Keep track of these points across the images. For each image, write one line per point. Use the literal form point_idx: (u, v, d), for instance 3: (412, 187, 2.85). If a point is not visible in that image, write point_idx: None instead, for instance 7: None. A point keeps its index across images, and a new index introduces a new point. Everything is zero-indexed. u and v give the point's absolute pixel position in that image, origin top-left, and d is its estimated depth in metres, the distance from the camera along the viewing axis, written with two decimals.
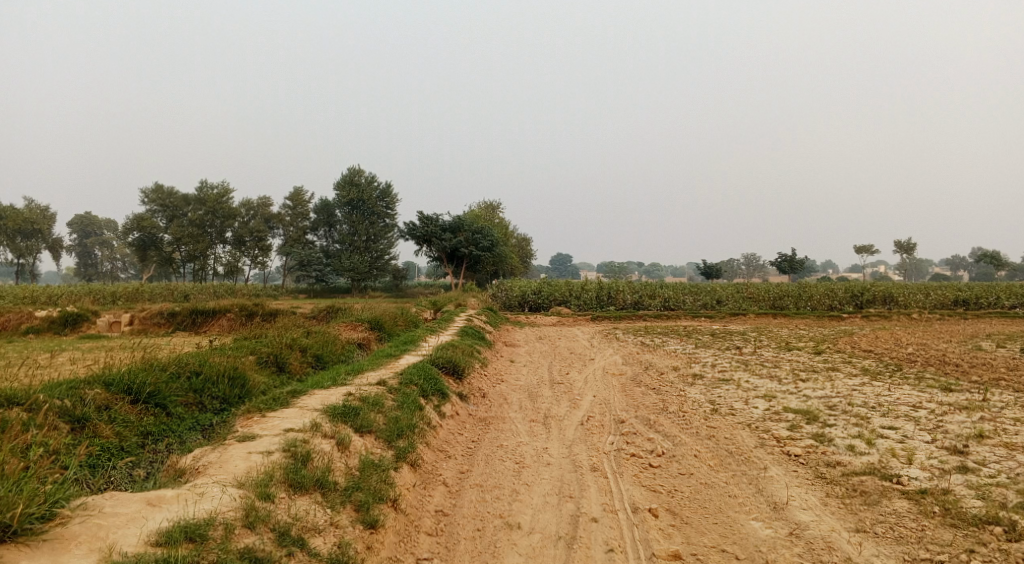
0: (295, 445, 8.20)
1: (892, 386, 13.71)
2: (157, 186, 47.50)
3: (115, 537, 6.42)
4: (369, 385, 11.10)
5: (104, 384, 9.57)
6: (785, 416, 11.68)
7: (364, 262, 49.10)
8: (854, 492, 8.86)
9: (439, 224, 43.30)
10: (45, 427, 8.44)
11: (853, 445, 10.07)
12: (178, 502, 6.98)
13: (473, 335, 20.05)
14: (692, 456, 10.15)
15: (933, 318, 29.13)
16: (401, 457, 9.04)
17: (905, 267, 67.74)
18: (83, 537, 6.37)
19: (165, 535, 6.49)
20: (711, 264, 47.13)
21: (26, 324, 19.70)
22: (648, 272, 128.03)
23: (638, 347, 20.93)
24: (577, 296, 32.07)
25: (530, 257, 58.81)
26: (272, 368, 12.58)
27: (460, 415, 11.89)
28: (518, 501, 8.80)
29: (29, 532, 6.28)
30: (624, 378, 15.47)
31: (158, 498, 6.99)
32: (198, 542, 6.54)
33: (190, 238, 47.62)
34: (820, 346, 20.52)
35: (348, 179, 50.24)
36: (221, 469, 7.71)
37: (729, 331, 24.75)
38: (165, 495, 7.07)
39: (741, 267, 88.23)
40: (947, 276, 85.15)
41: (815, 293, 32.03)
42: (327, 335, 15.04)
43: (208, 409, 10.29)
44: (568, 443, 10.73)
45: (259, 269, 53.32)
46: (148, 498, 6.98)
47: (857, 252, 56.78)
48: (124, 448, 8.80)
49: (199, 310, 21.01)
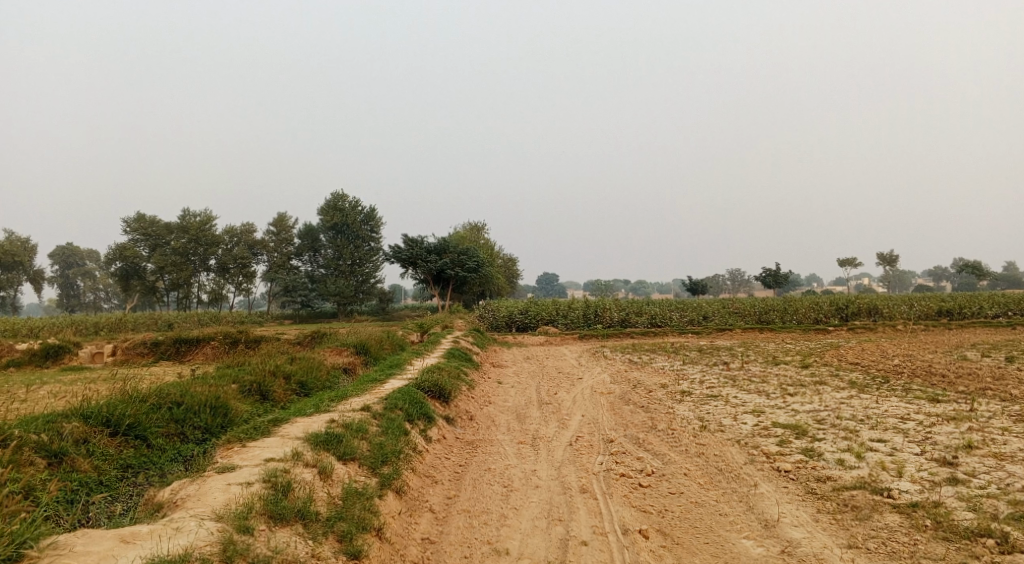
0: (275, 474, 8.03)
1: (879, 398, 13.69)
2: (139, 214, 47.02)
3: None
4: (353, 411, 10.94)
5: (82, 417, 9.35)
6: (774, 431, 11.61)
7: (350, 286, 48.93)
8: (845, 506, 8.78)
9: (424, 246, 43.24)
10: (20, 463, 8.24)
11: (842, 459, 10.01)
12: (153, 538, 6.80)
13: (460, 357, 19.90)
14: (681, 474, 10.05)
15: (917, 329, 29.26)
16: (386, 483, 8.88)
17: (888, 278, 68.26)
18: None
19: None
20: (697, 280, 47.26)
21: (5, 357, 19.38)
22: (635, 289, 128.28)
23: (626, 365, 20.86)
24: (564, 315, 31.98)
25: (516, 277, 58.76)
26: (255, 396, 12.38)
27: (447, 438, 11.73)
28: (506, 525, 8.66)
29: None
30: (612, 396, 15.37)
31: (132, 534, 6.82)
32: None
33: (173, 266, 47.12)
34: (807, 359, 20.52)
35: (333, 203, 50.09)
36: (199, 502, 7.54)
37: (716, 347, 24.75)
38: (140, 530, 6.90)
39: (727, 282, 88.63)
40: (930, 287, 85.89)
41: (801, 307, 32.13)
42: (312, 361, 14.85)
43: (190, 439, 10.06)
44: (556, 464, 10.60)
45: (244, 296, 52.93)
46: (122, 535, 6.80)
47: (841, 265, 57.18)
48: (102, 483, 8.60)
49: (182, 338, 20.74)
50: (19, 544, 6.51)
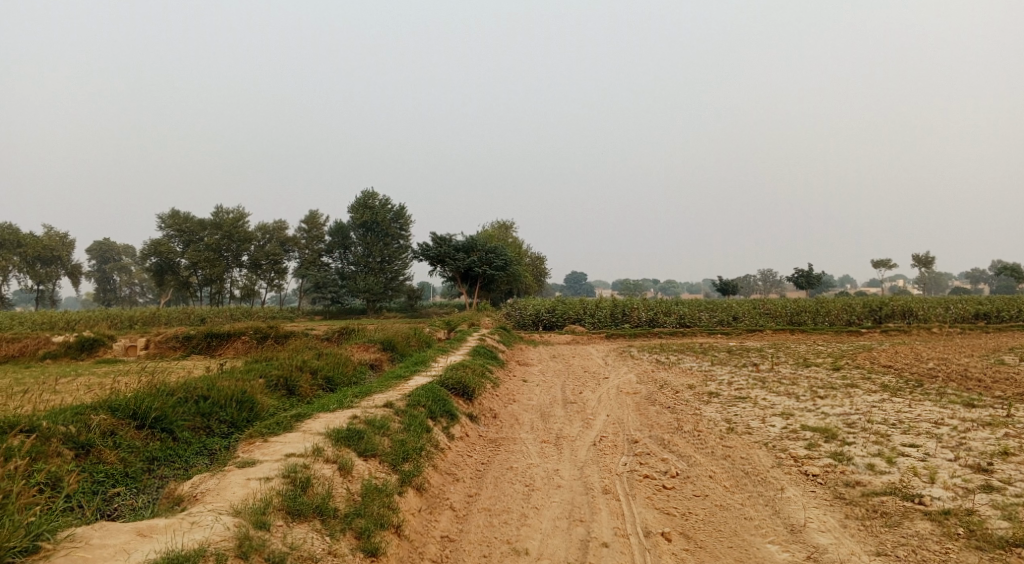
0: (294, 470, 8.05)
1: (912, 402, 13.37)
2: (174, 211, 47.74)
3: None
4: (376, 407, 10.95)
5: (110, 409, 9.46)
6: (802, 434, 11.39)
7: (379, 283, 49.21)
8: (874, 512, 8.57)
9: (452, 244, 43.36)
10: (47, 454, 8.34)
11: (873, 464, 9.78)
12: (168, 532, 6.83)
13: (485, 355, 19.87)
14: (706, 477, 9.88)
15: (954, 332, 28.60)
16: (407, 481, 8.86)
17: (924, 280, 67.07)
18: None
19: None
20: (727, 280, 46.73)
21: (43, 349, 19.79)
22: (664, 289, 127.34)
23: (653, 365, 20.67)
24: (591, 314, 31.80)
25: (544, 276, 58.64)
26: (282, 391, 12.45)
27: (470, 436, 11.70)
28: (527, 525, 8.58)
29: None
30: (638, 397, 15.21)
31: (148, 528, 6.85)
32: None
33: (207, 262, 47.71)
34: (839, 362, 20.14)
35: (362, 201, 50.43)
36: (218, 497, 7.58)
37: (745, 348, 24.42)
38: (156, 524, 6.94)
39: (758, 283, 87.60)
40: (967, 289, 84.15)
41: (833, 308, 31.58)
42: (339, 357, 14.91)
43: (216, 433, 10.13)
44: (579, 464, 10.50)
45: (275, 291, 53.57)
46: (139, 528, 6.84)
47: (875, 267, 56.16)
48: (128, 474, 8.67)
49: (213, 333, 20.98)
50: (36, 536, 6.48)
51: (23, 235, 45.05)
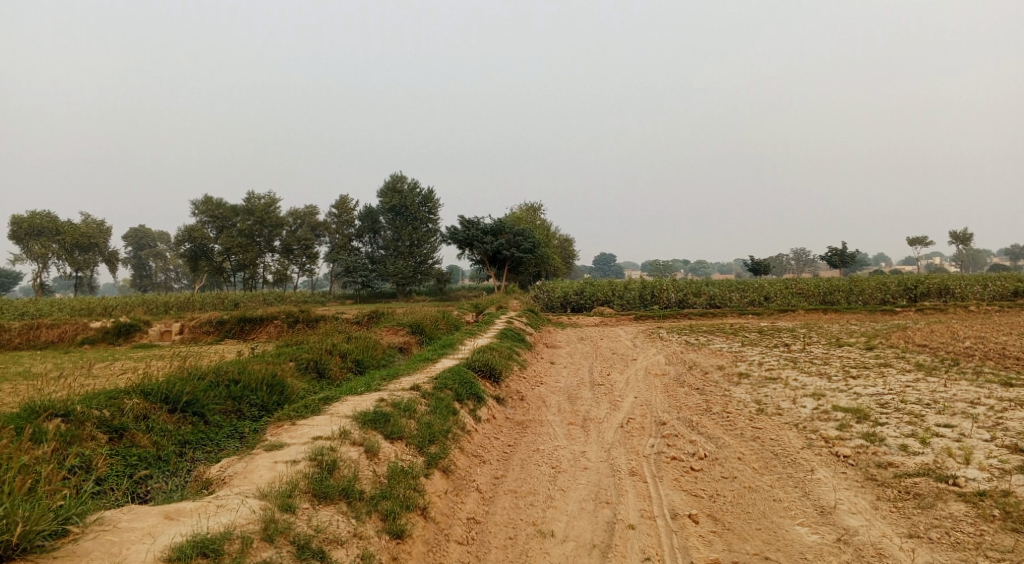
0: (321, 453, 8.12)
1: (948, 382, 13.09)
2: (207, 197, 48.34)
3: (128, 552, 6.40)
4: (402, 390, 11.00)
5: (143, 393, 9.63)
6: (834, 415, 11.21)
7: (408, 267, 49.37)
8: (907, 494, 8.42)
9: (480, 227, 43.36)
10: (81, 438, 8.53)
11: (906, 445, 9.59)
12: (196, 515, 6.95)
13: (513, 337, 19.87)
14: (735, 458, 9.79)
15: (992, 310, 27.96)
16: (433, 463, 8.91)
17: (962, 259, 65.63)
18: (97, 553, 6.36)
19: (178, 551, 6.44)
20: (758, 260, 46.15)
21: (81, 335, 20.22)
22: (694, 269, 126.27)
23: (682, 346, 20.51)
24: (620, 295, 31.64)
25: (573, 258, 58.42)
26: (312, 374, 12.58)
27: (497, 418, 11.72)
28: (553, 507, 8.58)
29: (41, 550, 6.34)
30: (666, 378, 15.11)
31: (176, 511, 6.97)
32: (212, 558, 6.48)
33: (240, 247, 48.26)
34: (872, 341, 19.81)
35: (390, 185, 50.73)
36: (246, 480, 7.69)
37: (777, 328, 24.10)
38: (184, 507, 7.06)
39: (790, 262, 86.40)
40: (1007, 266, 82.24)
41: (867, 287, 31.05)
42: (367, 340, 15.00)
43: (247, 416, 10.27)
44: (606, 446, 10.47)
45: (307, 276, 54.02)
46: (166, 512, 6.96)
47: (911, 244, 55.09)
48: (161, 457, 8.82)
49: (246, 317, 21.25)
50: (65, 520, 6.59)
51: (61, 223, 45.97)
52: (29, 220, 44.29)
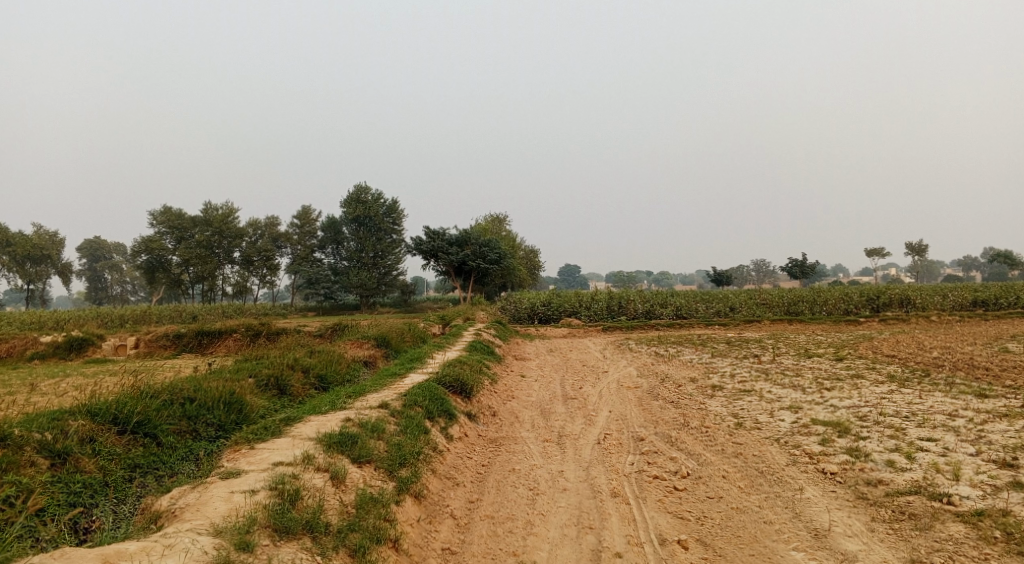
0: (282, 481, 7.51)
1: (922, 393, 12.88)
2: (166, 207, 46.87)
3: None
4: (370, 408, 10.39)
5: (89, 414, 8.86)
6: (814, 429, 10.88)
7: (372, 278, 48.46)
8: (902, 515, 8.09)
9: (445, 238, 42.74)
10: (19, 464, 7.78)
11: (893, 460, 9.27)
12: (140, 558, 6.26)
13: (482, 349, 19.36)
14: (719, 477, 9.37)
15: (952, 320, 28.15)
16: (404, 489, 8.33)
17: (917, 268, 66.96)
18: None
19: None
20: (722, 271, 46.19)
21: (31, 349, 19.13)
22: (657, 281, 127.05)
23: (651, 358, 20.13)
24: (587, 306, 31.26)
25: (539, 269, 58.06)
26: (273, 391, 11.90)
27: (469, 436, 11.16)
28: (534, 535, 8.08)
29: None
30: (640, 391, 14.68)
31: (116, 554, 6.25)
32: None
33: (199, 259, 46.95)
34: (841, 352, 19.66)
35: (354, 196, 49.68)
36: (198, 514, 7.02)
37: (745, 339, 23.90)
38: (128, 547, 6.37)
39: (751, 274, 87.54)
40: (954, 277, 84.44)
41: (831, 298, 31.15)
42: (331, 354, 14.31)
43: (203, 436, 9.58)
44: (584, 465, 9.98)
45: (268, 288, 52.84)
46: (105, 554, 6.23)
47: (868, 255, 55.99)
48: (108, 484, 8.14)
49: (205, 331, 20.40)
50: None
51: (11, 234, 44.27)
52: None
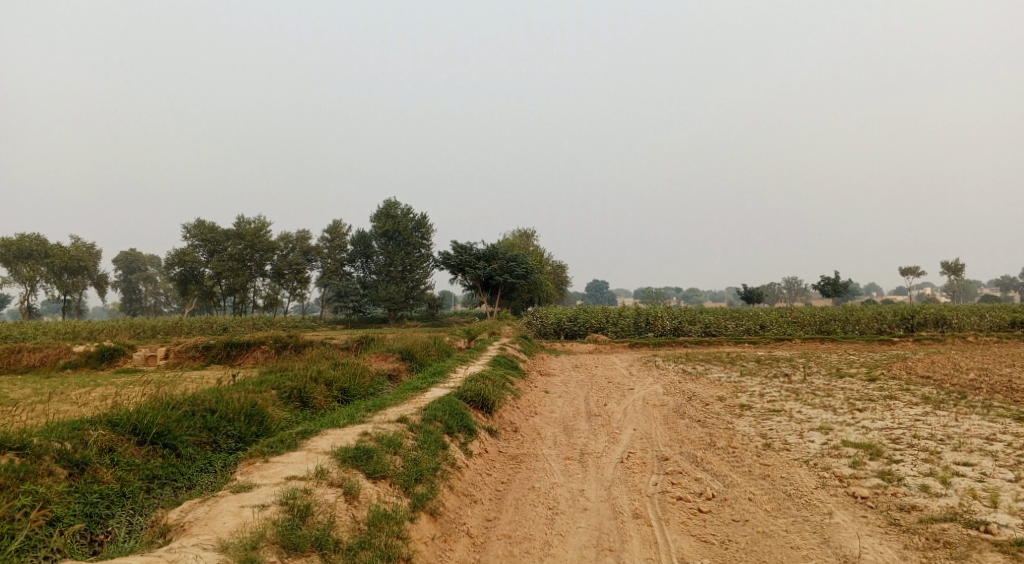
0: (293, 496, 7.41)
1: (958, 416, 12.45)
2: (199, 221, 47.51)
3: None
4: (389, 422, 10.27)
5: (110, 424, 8.85)
6: (845, 451, 10.53)
7: (400, 292, 48.59)
8: (937, 543, 7.76)
9: (473, 252, 42.74)
10: (37, 473, 7.77)
11: (927, 485, 8.92)
12: None
13: (506, 364, 19.21)
14: (745, 499, 9.08)
15: (990, 342, 27.36)
16: (419, 506, 8.18)
17: (954, 287, 65.48)
18: None
19: None
20: (752, 288, 45.51)
21: (63, 359, 19.37)
22: (686, 297, 125.97)
23: (678, 375, 19.81)
24: (614, 322, 30.94)
25: (567, 285, 57.80)
26: (295, 403, 11.85)
27: (489, 452, 11.00)
28: (551, 556, 7.87)
29: None
30: (666, 409, 14.39)
31: None
32: None
33: (230, 272, 47.47)
34: (874, 372, 19.15)
35: (384, 210, 50.01)
36: (206, 528, 6.94)
37: (775, 358, 23.43)
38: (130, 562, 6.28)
39: (782, 291, 86.43)
40: (990, 297, 82.57)
41: (864, 316, 30.48)
42: (355, 367, 14.25)
43: (223, 448, 9.53)
44: (606, 484, 9.75)
45: (297, 301, 53.26)
46: None
47: (903, 274, 54.88)
48: (125, 495, 8.11)
49: (234, 342, 20.51)
50: None
51: (50, 245, 45.15)
52: (18, 242, 43.59)
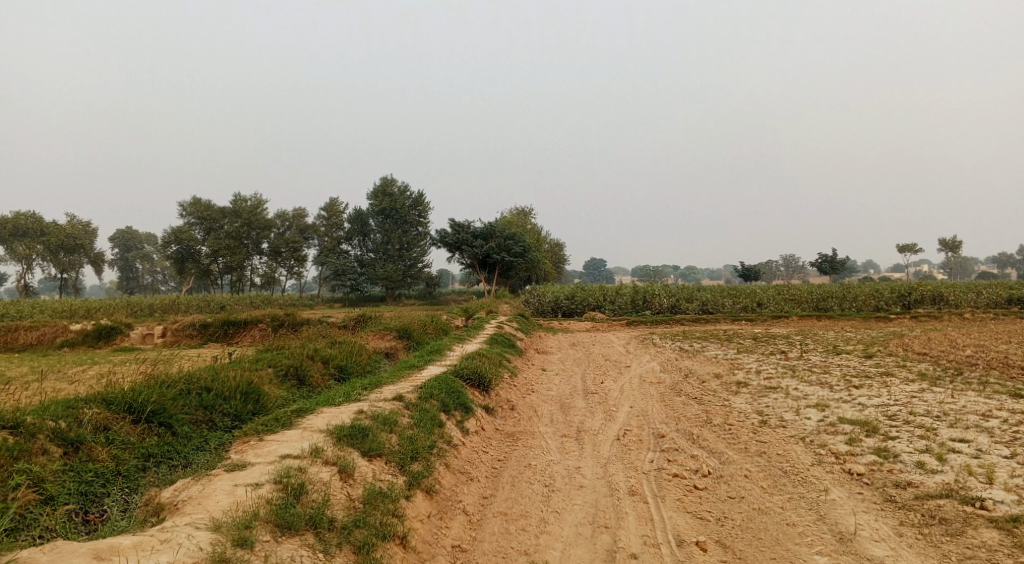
0: (287, 475, 7.39)
1: (955, 393, 12.45)
2: (195, 199, 47.28)
3: None
4: (385, 400, 10.23)
5: (104, 402, 8.81)
6: (841, 428, 10.53)
7: (398, 270, 48.47)
8: (932, 519, 7.76)
9: (470, 231, 42.56)
10: (31, 452, 7.73)
11: (923, 462, 8.92)
12: (136, 553, 6.16)
13: (503, 342, 19.17)
14: (741, 476, 9.08)
15: (987, 318, 27.38)
16: (414, 483, 8.17)
17: (950, 265, 65.59)
18: None
19: None
20: (749, 266, 45.45)
21: (60, 337, 19.30)
22: (683, 275, 126.02)
23: (675, 353, 19.81)
24: (611, 300, 30.92)
25: (564, 263, 57.74)
26: (292, 381, 11.81)
27: (486, 430, 10.99)
28: (547, 533, 7.87)
29: None
30: (663, 387, 14.37)
31: (109, 549, 6.15)
32: None
33: (227, 250, 47.31)
34: (870, 349, 19.16)
35: (381, 188, 49.77)
36: (199, 507, 6.92)
37: (772, 335, 23.43)
38: (122, 542, 6.26)
39: (780, 269, 86.52)
40: (987, 274, 82.70)
41: (861, 294, 30.48)
42: (352, 345, 14.20)
43: (219, 426, 9.50)
44: (602, 461, 9.75)
45: (295, 279, 53.17)
46: (98, 550, 6.13)
47: (900, 251, 54.83)
48: (120, 473, 8.09)
49: (231, 321, 20.46)
50: None
51: (46, 223, 44.89)
52: (14, 220, 43.31)
